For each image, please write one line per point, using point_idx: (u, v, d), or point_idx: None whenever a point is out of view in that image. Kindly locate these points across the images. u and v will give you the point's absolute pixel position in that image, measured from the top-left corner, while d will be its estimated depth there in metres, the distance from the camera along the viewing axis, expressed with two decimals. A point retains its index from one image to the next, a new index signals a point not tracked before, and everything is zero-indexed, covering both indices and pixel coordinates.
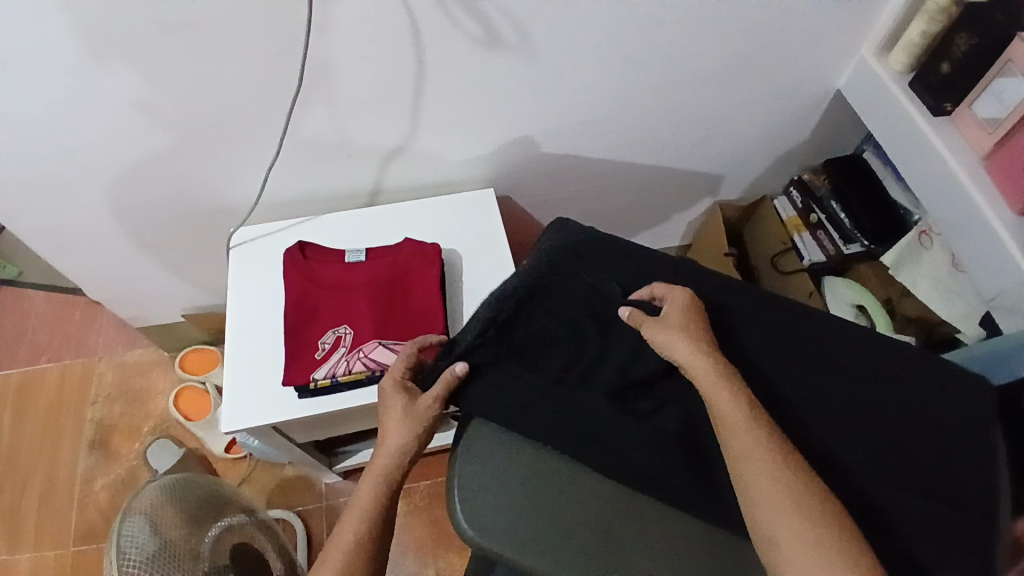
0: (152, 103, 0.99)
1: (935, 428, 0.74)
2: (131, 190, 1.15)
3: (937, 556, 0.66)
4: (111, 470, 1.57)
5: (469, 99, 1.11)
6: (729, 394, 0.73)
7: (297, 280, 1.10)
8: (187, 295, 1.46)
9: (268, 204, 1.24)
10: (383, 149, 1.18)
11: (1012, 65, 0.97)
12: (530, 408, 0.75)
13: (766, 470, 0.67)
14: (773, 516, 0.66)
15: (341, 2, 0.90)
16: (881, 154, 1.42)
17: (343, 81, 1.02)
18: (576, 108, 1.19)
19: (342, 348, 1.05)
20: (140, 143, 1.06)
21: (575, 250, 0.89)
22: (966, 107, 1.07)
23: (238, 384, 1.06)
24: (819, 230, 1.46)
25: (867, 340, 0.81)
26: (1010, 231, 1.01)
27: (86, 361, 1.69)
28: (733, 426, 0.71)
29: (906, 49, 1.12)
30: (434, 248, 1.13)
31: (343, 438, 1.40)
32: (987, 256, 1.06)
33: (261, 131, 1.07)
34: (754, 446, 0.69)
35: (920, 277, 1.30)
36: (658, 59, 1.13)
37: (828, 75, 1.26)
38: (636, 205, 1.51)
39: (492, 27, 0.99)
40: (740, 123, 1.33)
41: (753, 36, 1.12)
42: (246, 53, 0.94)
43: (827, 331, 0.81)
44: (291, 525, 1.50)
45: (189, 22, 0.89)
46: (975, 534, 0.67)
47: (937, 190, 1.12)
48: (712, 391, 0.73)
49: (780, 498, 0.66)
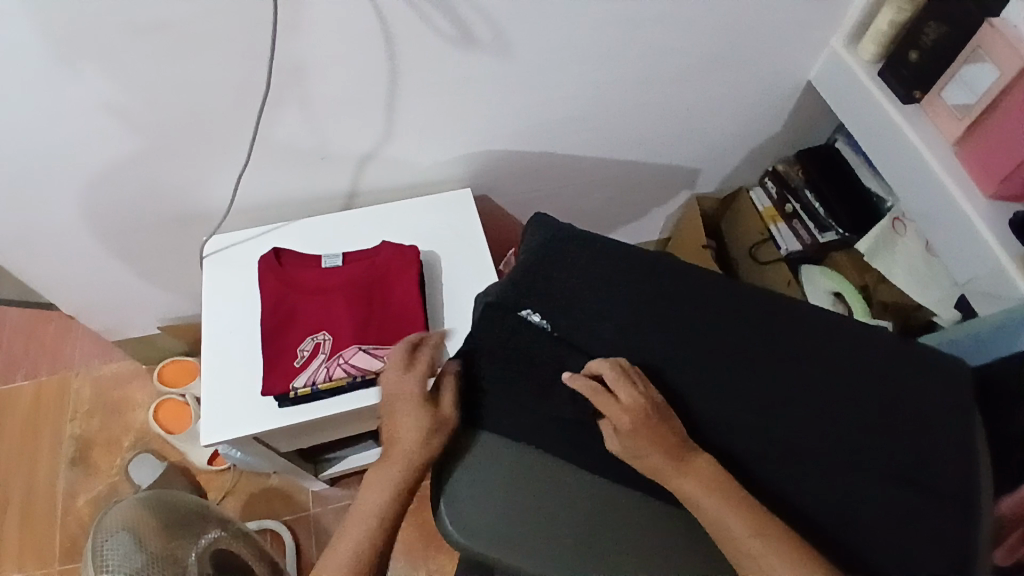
0: (119, 108, 0.97)
1: (910, 418, 0.76)
2: (101, 198, 1.12)
3: (904, 544, 0.70)
4: (91, 485, 1.54)
5: (443, 98, 1.10)
6: (671, 447, 0.71)
7: (273, 286, 1.08)
8: (164, 305, 1.44)
9: (243, 210, 1.22)
10: (358, 151, 1.16)
11: (981, 52, 0.99)
12: (516, 414, 0.76)
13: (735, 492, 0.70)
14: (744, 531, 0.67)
15: (308, 2, 0.89)
16: (853, 145, 1.44)
17: (314, 82, 1.00)
18: (551, 105, 1.19)
19: (321, 355, 1.03)
20: (108, 150, 1.03)
21: (547, 257, 0.86)
22: (937, 94, 1.09)
23: (216, 395, 1.04)
24: (795, 220, 1.47)
25: (842, 329, 0.82)
26: (982, 218, 1.04)
27: (63, 376, 1.65)
28: (677, 476, 0.70)
29: (875, 38, 1.13)
30: (412, 249, 1.13)
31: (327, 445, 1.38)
32: (959, 242, 1.08)
33: (232, 135, 1.05)
34: (708, 487, 0.70)
35: (896, 264, 1.32)
36: (632, 54, 1.12)
37: (800, 65, 1.27)
38: (615, 200, 1.51)
39: (463, 25, 0.98)
40: (715, 115, 1.34)
41: (726, 29, 1.13)
42: (213, 55, 0.92)
43: (802, 321, 0.82)
44: (278, 534, 1.48)
45: (152, 25, 0.86)
46: (945, 520, 0.70)
47: (910, 177, 1.13)
48: (650, 448, 0.71)
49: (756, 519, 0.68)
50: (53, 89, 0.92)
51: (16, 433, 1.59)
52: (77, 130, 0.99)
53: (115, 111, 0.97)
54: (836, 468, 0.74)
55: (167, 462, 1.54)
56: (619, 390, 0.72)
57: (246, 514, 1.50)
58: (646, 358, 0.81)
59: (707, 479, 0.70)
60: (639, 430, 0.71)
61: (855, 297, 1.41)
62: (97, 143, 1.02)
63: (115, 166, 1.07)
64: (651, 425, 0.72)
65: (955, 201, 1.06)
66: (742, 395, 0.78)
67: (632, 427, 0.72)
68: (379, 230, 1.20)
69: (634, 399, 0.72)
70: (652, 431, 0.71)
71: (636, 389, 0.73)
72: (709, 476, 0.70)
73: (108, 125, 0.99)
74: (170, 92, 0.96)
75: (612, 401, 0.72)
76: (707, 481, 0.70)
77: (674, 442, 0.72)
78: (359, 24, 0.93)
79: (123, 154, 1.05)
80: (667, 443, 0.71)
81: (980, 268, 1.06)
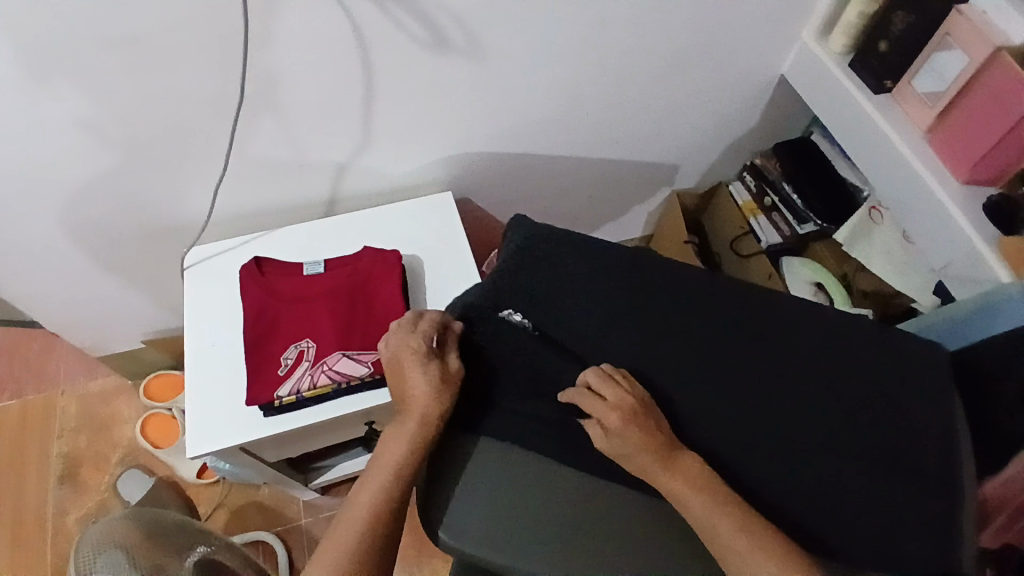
0: (93, 122, 0.96)
1: (886, 404, 0.78)
2: (79, 213, 1.11)
3: (889, 528, 0.71)
4: (80, 504, 1.52)
5: (420, 102, 1.10)
6: (659, 445, 0.72)
7: (255, 296, 1.08)
8: (148, 318, 1.43)
9: (223, 220, 1.21)
10: (337, 157, 1.16)
11: (949, 39, 1.01)
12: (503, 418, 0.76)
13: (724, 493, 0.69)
14: (733, 529, 0.67)
15: (280, 11, 0.88)
16: (829, 137, 1.45)
17: (289, 91, 1.00)
18: (529, 106, 1.19)
19: (305, 362, 1.03)
20: (83, 165, 1.02)
21: (524, 254, 0.87)
22: (907, 83, 1.11)
23: (201, 407, 1.03)
24: (774, 213, 1.51)
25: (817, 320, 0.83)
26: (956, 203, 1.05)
27: (48, 394, 1.63)
28: (666, 477, 0.70)
29: (846, 30, 1.15)
30: (394, 254, 1.13)
31: (317, 453, 1.36)
32: (934, 229, 1.09)
33: (209, 145, 1.05)
34: (697, 486, 0.69)
35: (874, 252, 1.35)
36: (606, 53, 1.13)
37: (773, 59, 1.28)
38: (597, 199, 1.52)
39: (436, 29, 0.98)
40: (693, 111, 1.35)
41: (699, 26, 1.14)
42: (187, 66, 0.92)
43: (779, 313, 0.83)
44: (271, 546, 1.47)
45: (123, 38, 0.86)
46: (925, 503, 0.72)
47: (884, 167, 1.15)
48: (637, 446, 0.71)
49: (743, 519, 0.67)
50: (25, 105, 0.91)
51: (1, 454, 1.57)
52: (52, 146, 0.98)
53: (90, 125, 0.97)
54: (820, 456, 0.75)
55: (156, 477, 1.53)
56: (606, 390, 0.74)
57: (236, 525, 1.49)
58: (627, 354, 0.81)
59: (695, 479, 0.70)
60: (628, 427, 0.72)
61: (833, 284, 1.48)
62: (73, 158, 1.01)
63: (92, 180, 1.06)
64: (639, 424, 0.72)
65: (929, 187, 1.07)
66: (724, 386, 0.79)
67: (622, 426, 0.72)
68: (361, 236, 1.20)
69: (621, 397, 0.73)
70: (640, 428, 0.72)
71: (623, 389, 0.74)
72: (699, 475, 0.70)
73: (83, 139, 0.98)
74: (145, 104, 0.96)
75: (599, 401, 0.73)
76: (697, 482, 0.70)
77: (663, 441, 0.72)
78: (332, 31, 0.93)
79: (100, 168, 1.04)
80: (656, 442, 0.71)
81: (957, 254, 1.07)
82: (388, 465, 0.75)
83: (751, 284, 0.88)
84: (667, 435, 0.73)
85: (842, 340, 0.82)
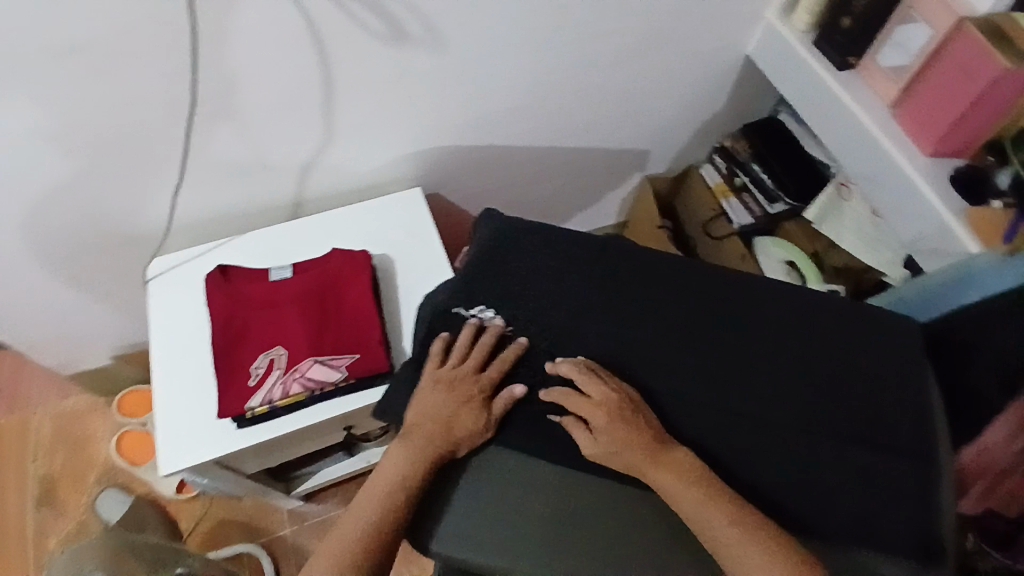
0: (42, 133, 0.92)
1: (862, 383, 0.78)
2: (34, 228, 1.07)
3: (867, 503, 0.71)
4: (58, 526, 1.48)
5: (383, 98, 1.08)
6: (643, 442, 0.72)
7: (221, 302, 1.05)
8: (116, 332, 1.39)
9: (187, 229, 1.18)
10: (301, 159, 1.14)
11: (914, 12, 1.03)
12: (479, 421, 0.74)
13: (710, 491, 0.69)
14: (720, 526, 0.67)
15: (233, 11, 0.86)
16: (795, 116, 1.46)
17: (248, 93, 0.97)
18: (495, 98, 1.17)
19: (276, 370, 1.01)
20: (35, 178, 0.99)
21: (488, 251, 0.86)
22: (872, 59, 1.12)
23: (173, 422, 1.01)
24: (745, 194, 1.49)
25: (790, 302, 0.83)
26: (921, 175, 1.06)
27: (18, 416, 1.58)
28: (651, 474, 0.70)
29: (807, 9, 1.15)
30: (363, 253, 1.11)
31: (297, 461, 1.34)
32: (904, 204, 1.09)
33: (168, 152, 1.02)
34: (686, 482, 0.70)
35: (843, 229, 1.37)
36: (570, 41, 1.12)
37: (738, 41, 1.28)
38: (568, 188, 1.51)
39: (396, 23, 0.96)
40: (660, 96, 1.34)
41: (661, 8, 1.13)
42: (138, 72, 0.88)
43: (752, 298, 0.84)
44: (257, 557, 1.45)
45: (66, 45, 0.82)
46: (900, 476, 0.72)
47: (852, 143, 1.15)
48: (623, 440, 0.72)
49: (734, 518, 0.68)
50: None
51: None
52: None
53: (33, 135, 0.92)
54: (796, 436, 0.75)
55: (135, 495, 1.49)
56: (587, 386, 0.75)
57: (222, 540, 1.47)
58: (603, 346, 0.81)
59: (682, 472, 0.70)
60: (613, 424, 0.73)
61: (809, 265, 1.43)
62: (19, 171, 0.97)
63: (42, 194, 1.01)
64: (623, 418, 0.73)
65: (895, 162, 1.08)
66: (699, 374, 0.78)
67: (607, 423, 0.73)
68: (329, 237, 1.18)
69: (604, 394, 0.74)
70: (626, 426, 0.73)
71: (608, 387, 0.75)
72: (685, 467, 0.71)
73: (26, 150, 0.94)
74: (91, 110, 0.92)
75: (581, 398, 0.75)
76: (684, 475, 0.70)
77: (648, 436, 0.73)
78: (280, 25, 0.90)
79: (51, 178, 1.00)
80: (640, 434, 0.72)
81: (924, 225, 1.06)
82: (394, 481, 0.72)
83: (723, 269, 0.88)
84: (656, 429, 0.74)
85: (815, 319, 0.82)
